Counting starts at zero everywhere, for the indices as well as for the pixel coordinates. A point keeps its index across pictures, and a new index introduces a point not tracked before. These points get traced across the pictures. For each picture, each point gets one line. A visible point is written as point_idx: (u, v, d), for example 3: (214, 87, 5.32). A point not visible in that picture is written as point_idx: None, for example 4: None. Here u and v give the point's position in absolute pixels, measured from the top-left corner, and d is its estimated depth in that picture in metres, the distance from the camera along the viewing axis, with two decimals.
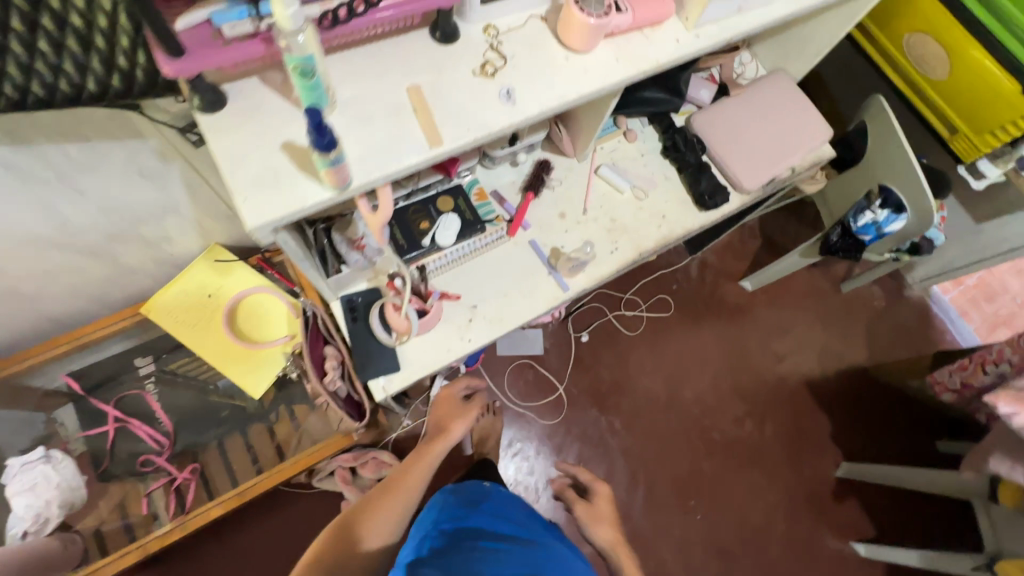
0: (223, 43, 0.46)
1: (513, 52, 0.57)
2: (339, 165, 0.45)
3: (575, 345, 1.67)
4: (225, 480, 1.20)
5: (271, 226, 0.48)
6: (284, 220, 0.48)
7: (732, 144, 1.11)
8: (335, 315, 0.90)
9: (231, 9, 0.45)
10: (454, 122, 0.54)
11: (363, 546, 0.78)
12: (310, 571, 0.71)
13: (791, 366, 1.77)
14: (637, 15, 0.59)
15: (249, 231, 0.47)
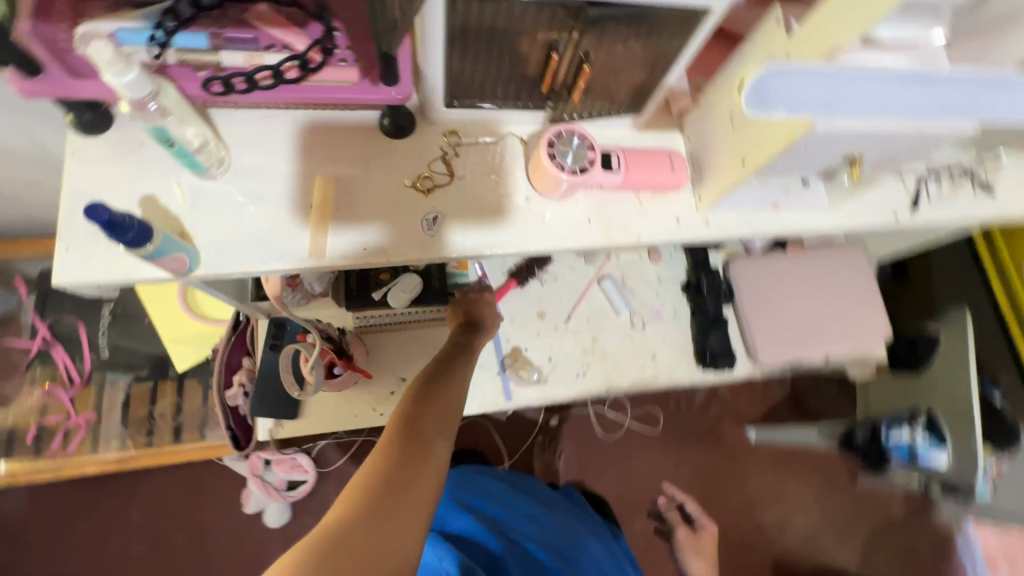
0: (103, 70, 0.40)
1: (466, 171, 0.47)
2: (160, 256, 0.37)
3: (541, 425, 1.54)
4: None
5: (86, 287, 0.40)
6: (105, 285, 0.41)
7: (762, 306, 0.95)
8: (260, 332, 0.83)
9: (140, 31, 0.37)
10: (354, 234, 0.44)
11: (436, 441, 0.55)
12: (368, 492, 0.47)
13: (765, 541, 1.56)
14: (635, 175, 0.47)
15: (56, 287, 0.40)
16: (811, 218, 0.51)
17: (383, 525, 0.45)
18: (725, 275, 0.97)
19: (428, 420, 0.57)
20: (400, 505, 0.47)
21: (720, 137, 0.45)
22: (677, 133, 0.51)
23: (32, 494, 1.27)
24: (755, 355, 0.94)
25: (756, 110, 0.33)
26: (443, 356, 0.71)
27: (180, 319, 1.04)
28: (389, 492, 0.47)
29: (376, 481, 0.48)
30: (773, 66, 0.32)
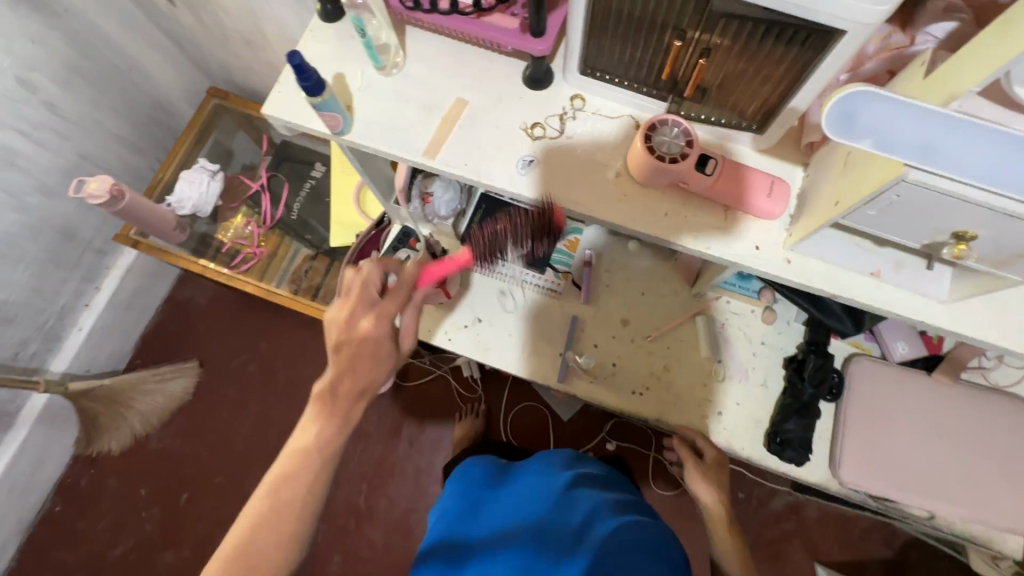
0: None
1: (575, 134, 0.52)
2: (324, 108, 0.49)
3: (596, 443, 1.51)
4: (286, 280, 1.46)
5: (278, 121, 0.55)
6: (290, 126, 0.55)
7: (868, 419, 0.83)
8: (392, 232, 0.99)
9: None
10: (461, 150, 0.52)
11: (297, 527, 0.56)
12: None
13: None
14: (726, 186, 0.47)
15: (263, 114, 0.55)
16: (919, 306, 0.45)
17: None
18: (841, 370, 0.86)
19: (269, 542, 0.55)
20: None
21: (830, 175, 0.42)
22: (800, 168, 0.49)
23: (215, 295, 1.68)
24: (837, 466, 0.82)
25: (834, 131, 0.32)
26: (310, 446, 0.59)
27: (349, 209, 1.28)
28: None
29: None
30: (869, 88, 0.32)
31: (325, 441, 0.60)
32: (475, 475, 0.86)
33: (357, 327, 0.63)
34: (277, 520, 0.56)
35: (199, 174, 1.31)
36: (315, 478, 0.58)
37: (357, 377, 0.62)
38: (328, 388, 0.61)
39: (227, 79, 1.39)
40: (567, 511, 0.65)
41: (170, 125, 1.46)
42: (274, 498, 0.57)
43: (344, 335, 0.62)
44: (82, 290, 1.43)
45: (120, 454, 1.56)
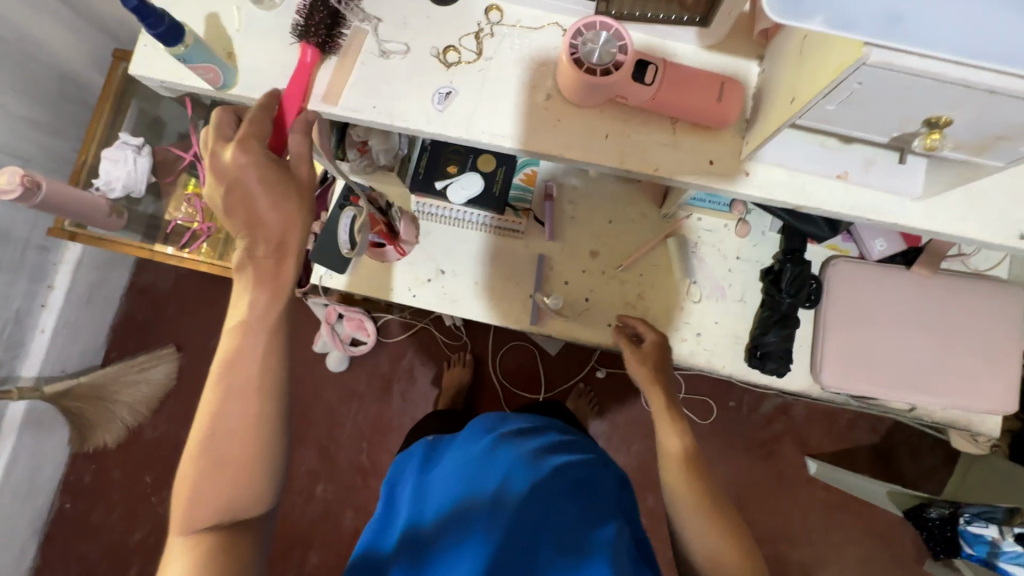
0: None
1: (496, 54, 0.44)
2: (193, 59, 0.41)
3: (587, 373, 1.51)
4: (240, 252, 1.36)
5: (151, 81, 0.47)
6: (166, 85, 0.47)
7: (847, 323, 0.81)
8: (337, 190, 0.91)
9: None
10: (367, 90, 0.45)
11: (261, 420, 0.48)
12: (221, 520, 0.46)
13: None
14: (671, 93, 0.41)
15: (132, 75, 0.47)
16: (891, 207, 0.41)
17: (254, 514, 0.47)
18: (818, 275, 0.83)
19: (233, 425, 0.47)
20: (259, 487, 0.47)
21: (783, 69, 0.37)
22: (754, 63, 0.43)
23: (179, 277, 1.62)
24: (818, 371, 0.81)
25: (783, 13, 0.28)
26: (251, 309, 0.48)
27: None
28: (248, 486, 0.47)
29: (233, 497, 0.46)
30: None
31: (264, 311, 0.48)
32: (408, 465, 0.74)
33: (223, 164, 0.46)
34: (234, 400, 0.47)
35: (122, 150, 1.19)
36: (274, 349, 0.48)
37: (262, 222, 0.47)
38: (242, 254, 0.49)
39: None
40: (489, 470, 0.62)
41: (84, 100, 1.32)
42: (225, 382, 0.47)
43: (219, 184, 0.46)
44: (34, 291, 1.35)
45: (118, 446, 1.56)
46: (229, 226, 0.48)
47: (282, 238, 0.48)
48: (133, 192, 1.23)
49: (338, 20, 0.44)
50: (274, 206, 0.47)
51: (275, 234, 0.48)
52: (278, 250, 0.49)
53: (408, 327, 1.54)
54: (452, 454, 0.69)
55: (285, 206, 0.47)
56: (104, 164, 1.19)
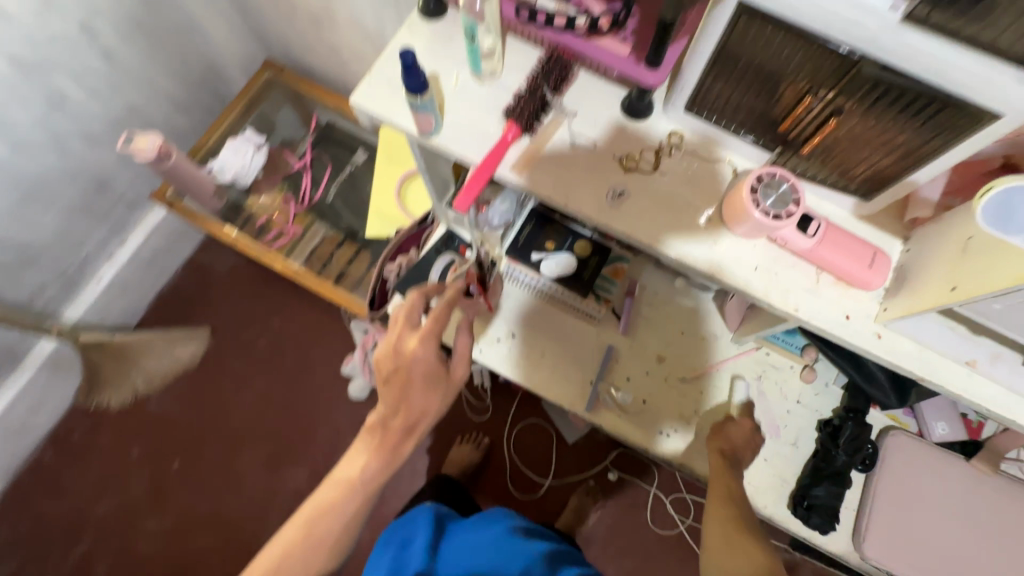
0: None
1: (670, 172, 0.50)
2: (422, 110, 0.48)
3: (598, 471, 1.48)
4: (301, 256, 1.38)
5: (365, 113, 0.54)
6: (377, 119, 0.54)
7: (897, 497, 0.80)
8: (434, 235, 0.97)
9: None
10: (550, 171, 0.51)
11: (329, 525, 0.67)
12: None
13: None
14: (826, 250, 0.45)
15: (351, 102, 0.53)
16: (1009, 403, 0.43)
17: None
18: (876, 442, 0.84)
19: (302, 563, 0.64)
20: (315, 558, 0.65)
21: (940, 256, 0.41)
22: (900, 241, 0.47)
23: (236, 266, 1.67)
24: (861, 539, 0.80)
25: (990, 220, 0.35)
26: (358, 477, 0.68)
27: (389, 200, 1.28)
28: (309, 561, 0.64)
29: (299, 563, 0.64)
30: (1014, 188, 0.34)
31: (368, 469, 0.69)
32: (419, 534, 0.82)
33: (403, 349, 0.67)
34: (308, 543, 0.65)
35: (245, 145, 1.33)
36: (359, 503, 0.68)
37: (409, 403, 0.68)
38: (381, 420, 0.69)
39: (284, 54, 1.38)
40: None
41: (219, 90, 1.45)
42: (311, 527, 0.66)
43: (395, 362, 0.67)
44: (107, 241, 1.41)
45: (118, 411, 1.54)
46: (384, 391, 0.68)
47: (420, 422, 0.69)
48: (240, 182, 1.35)
49: (543, 109, 0.51)
50: (422, 399, 0.68)
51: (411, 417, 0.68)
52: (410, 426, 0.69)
53: None
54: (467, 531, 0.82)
55: (429, 397, 0.68)
56: (225, 153, 1.32)
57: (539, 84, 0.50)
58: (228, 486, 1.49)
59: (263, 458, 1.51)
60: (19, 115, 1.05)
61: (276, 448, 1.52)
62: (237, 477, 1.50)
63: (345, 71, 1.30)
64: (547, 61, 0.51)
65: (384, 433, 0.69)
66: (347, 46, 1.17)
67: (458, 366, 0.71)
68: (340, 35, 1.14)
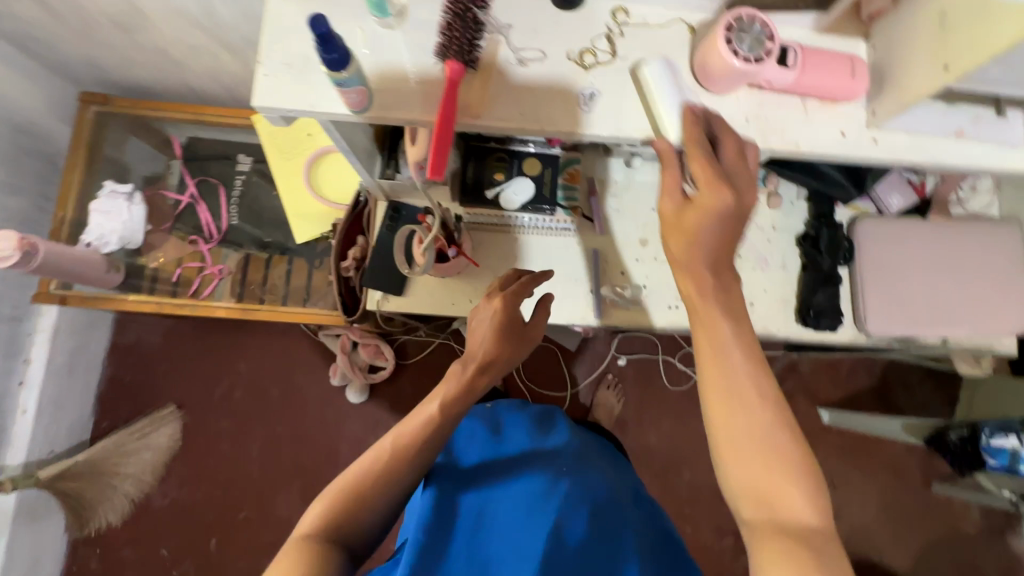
0: None
1: (630, 54, 0.46)
2: (351, 86, 0.41)
3: (608, 363, 1.55)
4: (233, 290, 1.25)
5: (276, 112, 0.45)
6: (292, 114, 0.46)
7: (881, 273, 0.88)
8: (378, 215, 0.89)
9: None
10: (511, 99, 0.46)
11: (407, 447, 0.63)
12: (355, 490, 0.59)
13: None
14: (808, 76, 0.44)
15: (255, 106, 0.45)
16: (998, 154, 0.46)
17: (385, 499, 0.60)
18: (849, 234, 0.91)
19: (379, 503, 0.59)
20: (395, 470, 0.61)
21: (918, 43, 0.41)
22: (862, 41, 0.47)
23: (168, 331, 1.51)
24: (864, 322, 0.88)
25: None
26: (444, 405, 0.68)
27: (303, 196, 1.15)
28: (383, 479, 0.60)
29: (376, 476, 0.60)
30: None
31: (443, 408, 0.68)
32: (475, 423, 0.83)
33: (491, 302, 0.76)
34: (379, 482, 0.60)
35: (114, 202, 1.15)
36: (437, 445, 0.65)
37: (494, 347, 0.74)
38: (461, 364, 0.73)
39: (98, 78, 1.14)
40: (525, 493, 0.68)
41: (44, 151, 1.20)
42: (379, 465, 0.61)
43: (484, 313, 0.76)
44: (9, 367, 1.21)
45: (124, 523, 1.43)
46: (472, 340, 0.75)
47: (490, 370, 0.74)
48: (131, 243, 1.19)
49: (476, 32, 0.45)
50: (502, 345, 0.74)
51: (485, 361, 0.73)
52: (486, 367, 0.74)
53: (426, 345, 1.52)
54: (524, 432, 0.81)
55: (509, 347, 0.75)
56: (96, 218, 1.15)
57: (466, 7, 0.43)
58: (276, 536, 1.45)
59: (296, 496, 1.47)
60: None
61: (305, 480, 1.48)
62: (281, 525, 1.45)
63: (182, 74, 1.10)
64: None
65: (465, 372, 0.72)
66: (171, 42, 0.98)
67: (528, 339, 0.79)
68: (158, 32, 0.95)
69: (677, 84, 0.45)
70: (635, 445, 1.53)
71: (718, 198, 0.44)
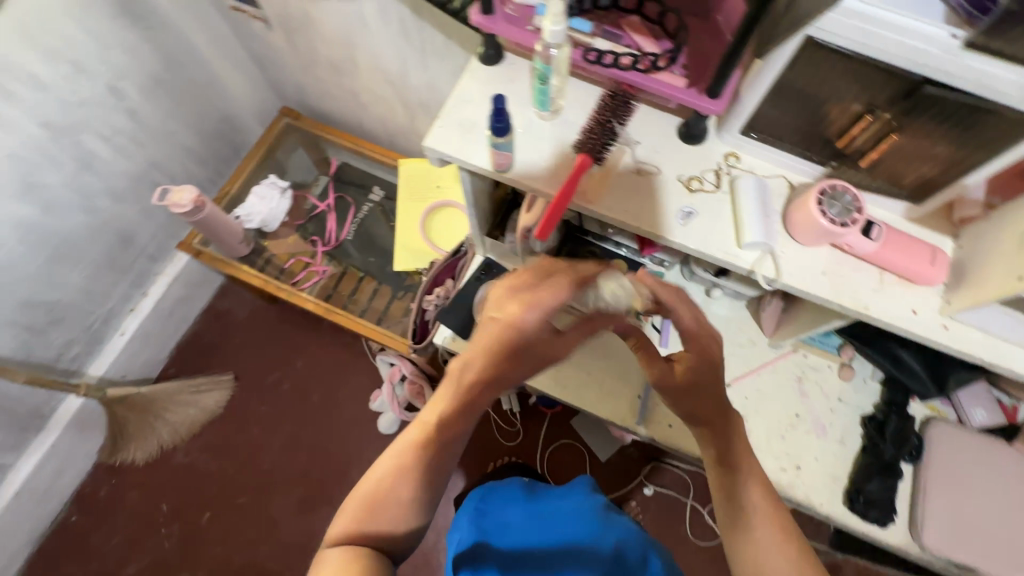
0: (529, 26, 0.54)
1: (731, 190, 0.54)
2: (501, 151, 0.52)
3: (634, 486, 1.48)
4: (325, 293, 1.40)
5: (438, 155, 0.57)
6: (448, 160, 0.58)
7: (948, 485, 0.83)
8: (470, 266, 1.00)
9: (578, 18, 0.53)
10: (620, 196, 0.54)
11: (412, 464, 0.61)
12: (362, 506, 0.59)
13: None
14: (889, 251, 0.49)
15: (423, 145, 0.57)
16: None
17: (388, 502, 0.59)
18: (919, 432, 0.87)
19: (398, 531, 0.59)
20: (400, 483, 0.60)
21: (998, 254, 0.45)
22: (949, 239, 0.52)
23: (255, 310, 1.68)
24: (919, 529, 0.81)
25: None
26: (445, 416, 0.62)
27: (413, 233, 1.31)
28: (387, 488, 0.60)
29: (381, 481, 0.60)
30: None
31: (435, 442, 0.62)
32: (508, 488, 0.84)
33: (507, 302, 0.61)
34: (386, 517, 0.58)
35: (270, 190, 1.38)
36: (427, 474, 0.61)
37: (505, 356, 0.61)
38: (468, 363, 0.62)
39: (299, 100, 1.42)
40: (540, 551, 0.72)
41: (235, 140, 1.49)
42: (375, 505, 0.59)
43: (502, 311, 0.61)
44: (129, 295, 1.42)
45: (145, 465, 1.52)
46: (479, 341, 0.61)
47: (503, 377, 0.62)
48: (266, 226, 1.40)
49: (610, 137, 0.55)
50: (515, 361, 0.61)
51: (491, 363, 0.61)
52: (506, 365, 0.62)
53: None
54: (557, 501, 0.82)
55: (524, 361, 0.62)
56: (251, 198, 1.37)
57: (608, 119, 0.55)
58: (262, 532, 1.46)
59: (295, 501, 1.49)
60: (50, 177, 1.09)
61: (307, 490, 1.50)
62: (270, 523, 1.47)
63: (360, 113, 1.35)
64: (610, 98, 0.55)
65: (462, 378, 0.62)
66: (364, 89, 1.22)
67: (554, 345, 0.62)
68: (358, 80, 1.20)
69: (762, 200, 0.52)
70: None
71: (711, 351, 0.66)
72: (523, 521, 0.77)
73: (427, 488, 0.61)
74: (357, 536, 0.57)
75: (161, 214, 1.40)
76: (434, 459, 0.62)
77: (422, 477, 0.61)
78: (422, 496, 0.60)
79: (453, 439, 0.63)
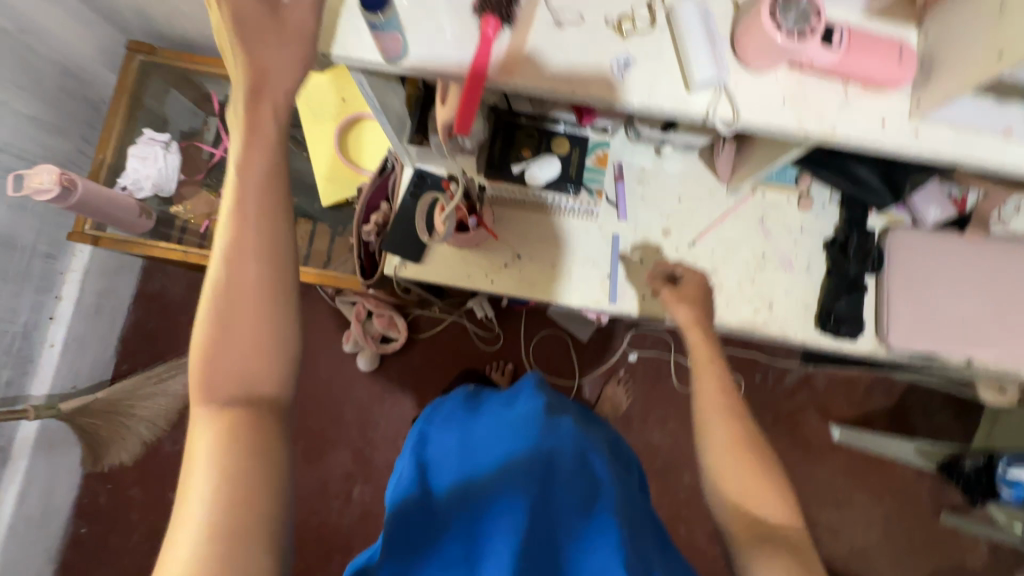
0: None
1: (668, 24, 0.46)
2: (387, 34, 0.42)
3: (618, 356, 1.53)
4: None
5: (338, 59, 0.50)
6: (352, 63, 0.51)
7: (910, 287, 0.86)
8: (401, 181, 0.90)
9: None
10: (544, 60, 0.45)
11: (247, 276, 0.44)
12: (206, 365, 0.44)
13: (828, 546, 1.44)
14: (852, 57, 0.43)
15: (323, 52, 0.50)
16: None
17: (237, 339, 0.44)
18: (879, 243, 0.88)
19: (266, 367, 0.45)
20: (238, 313, 0.44)
21: (974, 34, 0.40)
22: (914, 31, 0.46)
23: (190, 283, 1.55)
24: (885, 333, 0.85)
25: None
26: (247, 189, 0.45)
27: (332, 160, 1.16)
28: (228, 317, 0.44)
29: (215, 315, 0.44)
30: None
31: (254, 219, 0.45)
32: (448, 409, 0.77)
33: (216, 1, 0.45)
34: (243, 352, 0.44)
35: (151, 147, 1.20)
36: (272, 266, 0.45)
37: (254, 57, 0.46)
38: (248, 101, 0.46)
39: (147, 29, 1.17)
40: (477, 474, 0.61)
41: (89, 97, 1.25)
42: (223, 337, 0.44)
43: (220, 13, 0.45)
44: (41, 302, 1.27)
45: (135, 462, 1.48)
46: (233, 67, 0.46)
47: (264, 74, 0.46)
48: (163, 191, 1.23)
49: None
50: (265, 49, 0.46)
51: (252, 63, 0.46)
52: (252, 90, 0.46)
53: (438, 322, 1.53)
54: (494, 413, 0.72)
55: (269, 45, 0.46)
56: (132, 163, 1.19)
57: None
58: None
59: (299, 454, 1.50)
60: None
61: (307, 441, 1.48)
62: None
63: None
64: None
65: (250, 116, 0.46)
66: None
67: (261, 46, 0.46)
68: None
69: (707, 29, 0.44)
70: (638, 441, 1.51)
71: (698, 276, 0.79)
72: (463, 441, 0.66)
73: (278, 280, 0.46)
74: (213, 395, 0.43)
75: (36, 205, 1.20)
76: (270, 249, 0.45)
77: (262, 271, 0.45)
78: (275, 296, 0.45)
79: (273, 219, 0.46)
